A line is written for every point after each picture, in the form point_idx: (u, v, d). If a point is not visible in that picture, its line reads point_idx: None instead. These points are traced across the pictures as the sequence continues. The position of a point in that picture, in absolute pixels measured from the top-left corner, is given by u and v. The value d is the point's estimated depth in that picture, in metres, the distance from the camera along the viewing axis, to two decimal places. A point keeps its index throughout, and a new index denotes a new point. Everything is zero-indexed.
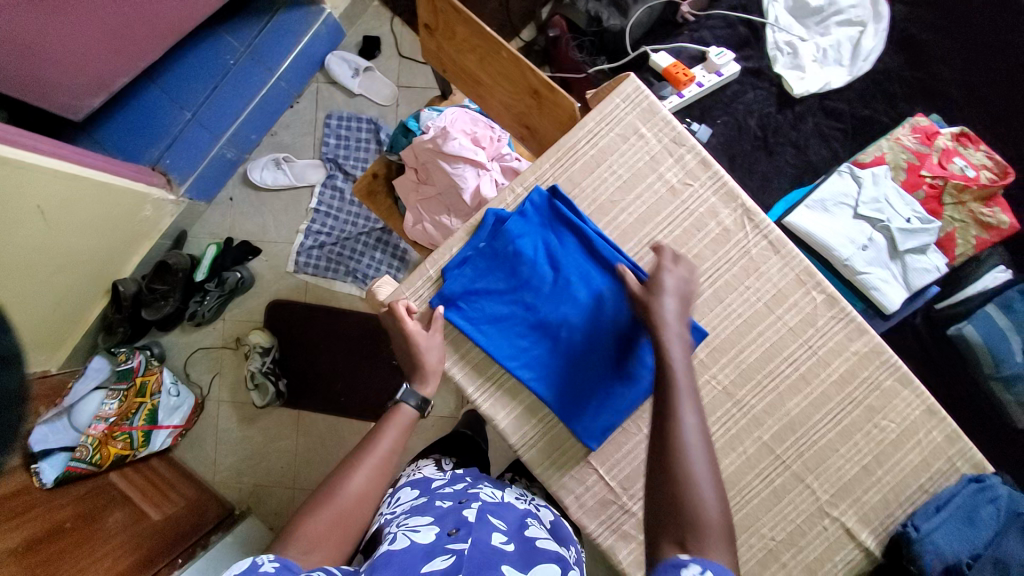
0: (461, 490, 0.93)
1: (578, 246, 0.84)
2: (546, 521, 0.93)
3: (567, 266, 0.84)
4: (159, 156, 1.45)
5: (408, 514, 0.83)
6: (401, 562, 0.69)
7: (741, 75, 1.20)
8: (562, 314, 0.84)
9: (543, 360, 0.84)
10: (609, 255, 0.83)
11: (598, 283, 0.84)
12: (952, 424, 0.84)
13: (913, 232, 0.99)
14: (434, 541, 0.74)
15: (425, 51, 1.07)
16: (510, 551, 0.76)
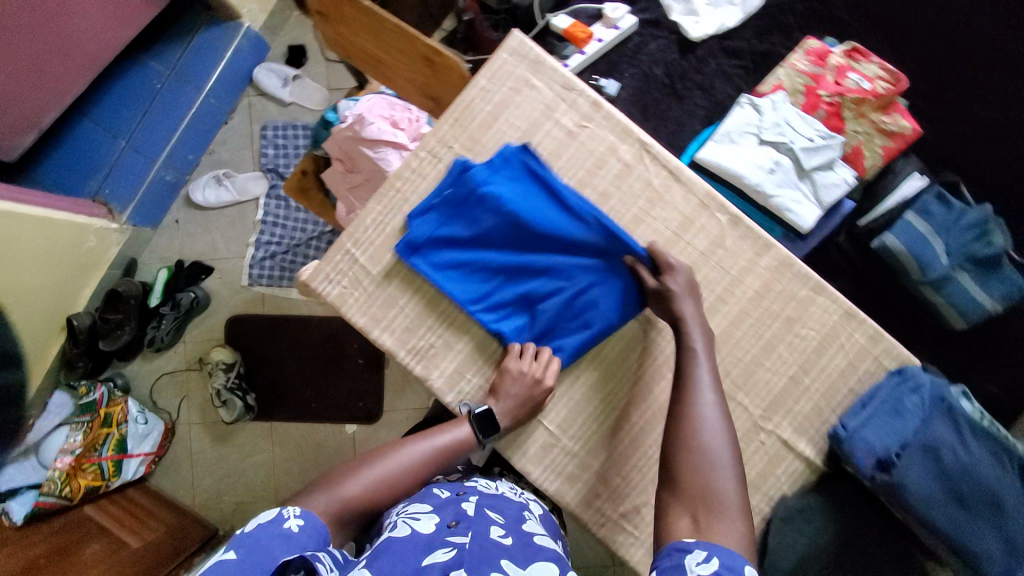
0: (458, 481, 0.87)
1: (546, 198, 0.84)
2: (536, 513, 0.88)
3: (537, 216, 0.83)
4: (98, 187, 1.47)
5: (406, 502, 0.76)
6: (398, 552, 0.63)
7: (641, 26, 1.22)
8: (530, 264, 0.84)
9: (511, 308, 0.85)
10: (578, 207, 0.83)
11: (572, 235, 0.83)
12: (872, 325, 0.86)
13: (817, 149, 1.04)
14: (433, 533, 0.68)
15: (328, 40, 1.11)
16: (509, 547, 0.70)
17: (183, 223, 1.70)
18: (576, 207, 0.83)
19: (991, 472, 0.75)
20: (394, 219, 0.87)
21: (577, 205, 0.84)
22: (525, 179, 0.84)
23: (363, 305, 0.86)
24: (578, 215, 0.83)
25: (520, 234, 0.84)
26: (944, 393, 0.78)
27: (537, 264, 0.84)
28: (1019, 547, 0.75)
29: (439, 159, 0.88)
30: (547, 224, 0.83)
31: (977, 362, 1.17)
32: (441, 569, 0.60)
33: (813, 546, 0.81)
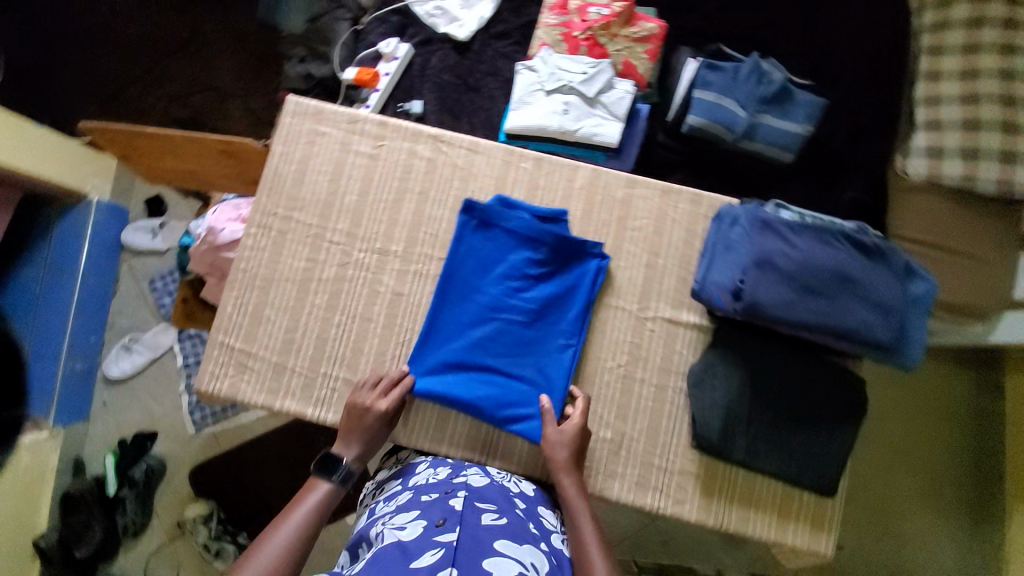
0: (446, 479, 0.81)
1: (476, 244, 0.92)
2: (528, 489, 0.84)
3: (464, 258, 0.91)
4: (15, 406, 1.50)
5: (393, 514, 0.74)
6: (385, 563, 0.61)
7: (416, 49, 1.38)
8: (453, 300, 0.90)
9: (433, 340, 0.90)
10: (500, 253, 0.91)
11: (493, 281, 0.90)
12: (687, 191, 0.97)
13: (592, 78, 1.19)
14: (421, 536, 0.65)
15: (156, 169, 1.25)
16: (503, 532, 0.67)
17: (112, 402, 1.68)
18: (511, 229, 0.91)
19: (826, 254, 0.79)
20: (249, 296, 0.92)
21: (483, 232, 0.92)
22: (466, 224, 0.92)
23: (257, 382, 0.90)
24: (527, 236, 0.91)
25: (462, 259, 0.91)
26: (756, 212, 0.85)
27: (458, 296, 0.91)
28: (888, 308, 0.79)
29: (269, 229, 0.95)
30: (473, 249, 0.92)
31: (827, 179, 1.27)
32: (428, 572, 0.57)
33: (731, 395, 0.86)
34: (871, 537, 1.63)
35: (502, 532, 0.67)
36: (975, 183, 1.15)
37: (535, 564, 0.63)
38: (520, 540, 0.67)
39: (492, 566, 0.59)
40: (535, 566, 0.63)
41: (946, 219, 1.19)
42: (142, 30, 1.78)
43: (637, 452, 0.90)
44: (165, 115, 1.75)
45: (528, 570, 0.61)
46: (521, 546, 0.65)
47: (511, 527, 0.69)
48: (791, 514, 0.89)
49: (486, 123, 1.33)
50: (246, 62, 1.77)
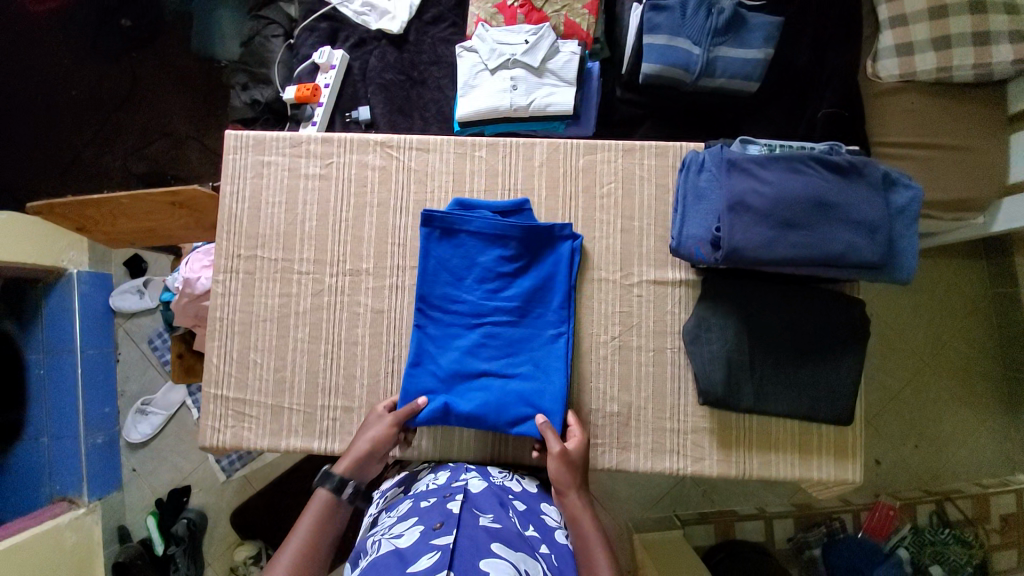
0: (446, 483, 0.81)
1: (445, 255, 0.88)
2: (529, 487, 0.85)
3: (437, 271, 0.88)
4: (51, 487, 1.55)
5: (393, 524, 0.74)
6: (381, 569, 0.60)
7: (352, 52, 1.31)
8: (434, 317, 0.88)
9: (422, 362, 0.87)
10: (473, 261, 0.88)
11: (471, 292, 0.88)
12: (650, 145, 0.93)
13: (534, 46, 1.13)
14: (418, 541, 0.65)
15: (115, 236, 1.21)
16: (499, 535, 0.67)
17: (141, 467, 1.70)
18: (476, 230, 0.87)
19: (800, 182, 0.76)
20: (232, 343, 0.92)
21: (448, 240, 0.88)
22: (429, 235, 0.88)
23: (258, 427, 0.90)
24: (493, 234, 0.87)
25: (433, 272, 0.88)
26: (722, 154, 0.81)
27: (438, 311, 0.88)
28: (873, 226, 0.75)
29: (237, 272, 0.94)
30: (443, 259, 0.88)
31: (795, 102, 1.23)
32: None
33: (731, 348, 0.83)
34: (905, 448, 1.62)
35: (497, 535, 0.67)
36: (951, 72, 1.09)
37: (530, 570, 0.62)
38: (516, 545, 0.66)
39: (487, 567, 0.59)
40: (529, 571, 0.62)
41: (926, 115, 1.13)
42: (80, 90, 1.73)
43: (646, 420, 0.89)
44: (124, 171, 1.71)
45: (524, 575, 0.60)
46: (515, 550, 0.64)
47: (507, 531, 0.69)
48: (812, 448, 0.88)
49: (438, 114, 1.27)
50: (195, 103, 1.74)
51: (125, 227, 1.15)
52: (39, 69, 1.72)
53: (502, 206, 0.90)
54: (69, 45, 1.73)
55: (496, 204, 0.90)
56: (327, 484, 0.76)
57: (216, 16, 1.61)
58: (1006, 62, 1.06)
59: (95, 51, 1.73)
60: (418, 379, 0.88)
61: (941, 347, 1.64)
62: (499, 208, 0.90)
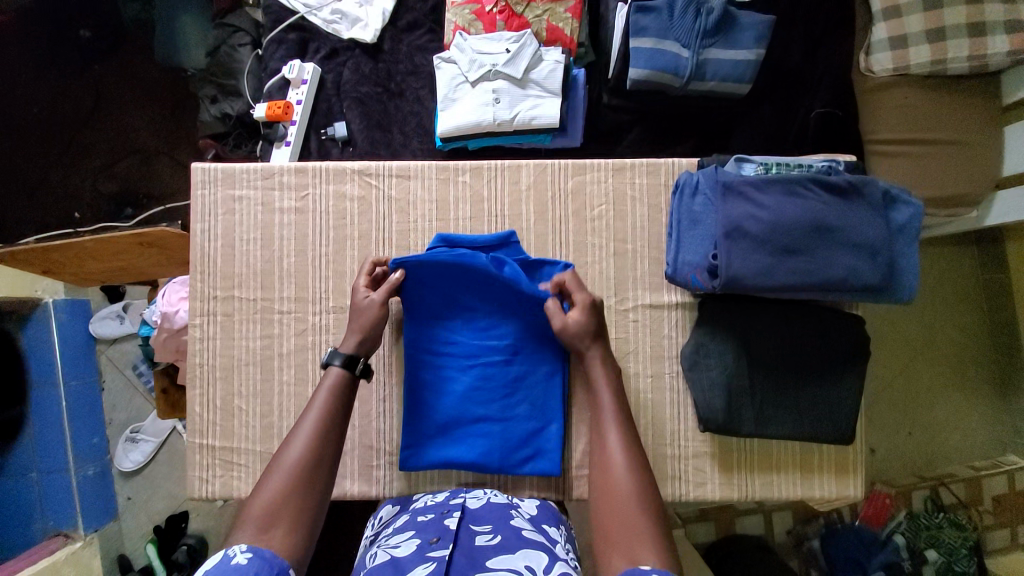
0: (444, 501, 0.81)
1: (432, 295, 0.85)
2: (531, 509, 0.81)
3: (426, 313, 0.85)
4: (45, 523, 1.51)
5: (389, 535, 0.74)
6: None
7: (324, 64, 1.24)
8: (426, 360, 0.85)
9: (419, 408, 0.85)
10: (461, 301, 0.85)
11: (462, 332, 0.85)
12: (641, 163, 0.89)
13: (516, 56, 1.07)
14: (415, 552, 0.66)
15: (83, 276, 1.16)
16: (498, 547, 0.66)
17: (136, 495, 1.67)
18: (463, 269, 0.84)
19: (799, 207, 0.73)
20: (214, 390, 0.89)
21: (435, 279, 0.84)
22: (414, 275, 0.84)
23: (248, 476, 0.88)
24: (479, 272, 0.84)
25: (421, 315, 0.85)
26: (716, 176, 0.78)
27: (431, 354, 0.86)
28: (873, 248, 0.73)
29: (214, 314, 0.89)
30: (432, 298, 0.85)
31: (788, 101, 1.19)
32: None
33: (729, 374, 0.81)
34: (900, 435, 1.64)
35: (495, 548, 0.66)
36: (945, 66, 1.06)
37: (530, 566, 0.60)
38: (515, 548, 0.65)
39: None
40: (530, 567, 0.60)
41: (921, 110, 1.09)
42: (41, 107, 1.64)
43: (646, 448, 0.87)
44: (94, 193, 1.62)
45: (524, 573, 0.59)
46: (515, 555, 0.63)
47: (506, 542, 0.67)
48: (814, 469, 0.87)
49: (419, 128, 1.21)
50: (164, 117, 1.65)
51: (93, 268, 1.09)
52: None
53: (489, 240, 0.86)
54: (25, 61, 1.63)
55: (481, 239, 0.86)
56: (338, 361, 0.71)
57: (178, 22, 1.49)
58: (1001, 54, 1.03)
59: (54, 66, 1.64)
60: (414, 425, 0.85)
61: (934, 335, 1.64)
62: (486, 243, 0.86)
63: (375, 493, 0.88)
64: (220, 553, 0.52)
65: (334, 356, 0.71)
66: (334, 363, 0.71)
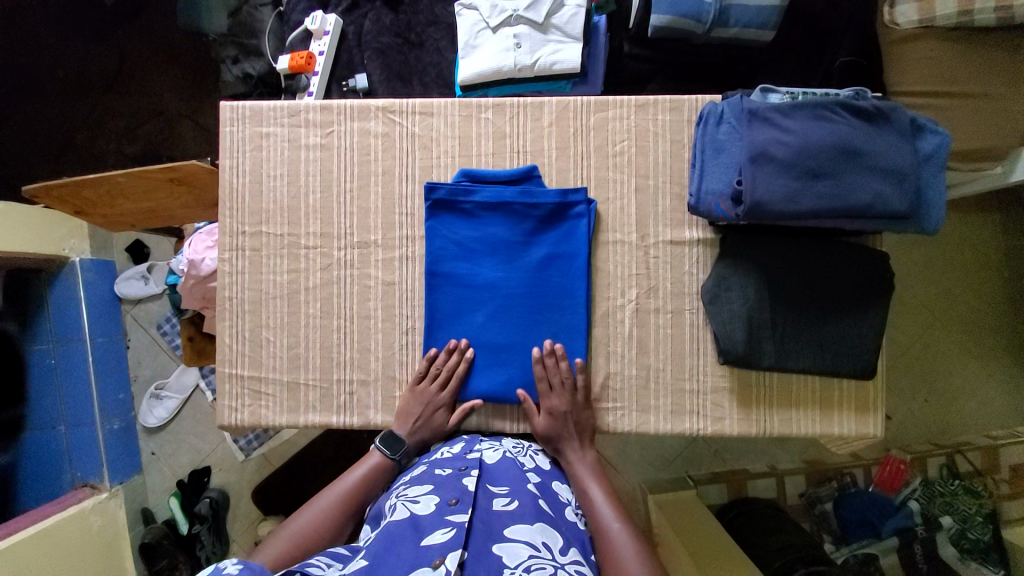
0: (461, 454, 0.78)
1: (459, 226, 0.88)
2: (544, 462, 0.80)
3: (449, 244, 0.88)
4: (73, 474, 1.55)
5: (407, 486, 0.72)
6: (394, 538, 0.59)
7: (345, 16, 1.24)
8: (448, 289, 0.88)
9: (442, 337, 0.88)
10: (482, 233, 0.87)
11: (485, 263, 0.87)
12: (664, 99, 0.89)
13: (537, 1, 1.07)
14: (433, 513, 0.63)
15: (115, 219, 1.21)
16: (516, 515, 0.64)
17: (160, 450, 1.70)
18: (483, 202, 0.87)
19: (825, 130, 0.72)
20: (242, 322, 0.91)
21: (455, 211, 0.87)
22: (432, 210, 0.88)
23: (275, 405, 0.90)
24: (501, 205, 0.87)
25: (445, 248, 0.88)
26: (741, 104, 0.78)
27: (450, 284, 0.88)
28: (901, 174, 0.72)
29: (242, 249, 0.92)
30: (452, 231, 0.88)
31: (812, 50, 1.16)
32: (439, 552, 0.56)
33: (750, 306, 0.82)
34: (916, 402, 1.63)
35: (513, 516, 0.64)
36: (972, 17, 1.02)
37: (547, 543, 0.60)
38: (532, 519, 0.64)
39: (502, 551, 0.58)
40: (547, 544, 0.60)
41: (945, 62, 1.06)
42: (67, 71, 1.65)
43: (665, 382, 0.88)
44: (119, 156, 1.65)
45: (541, 550, 0.58)
46: (532, 527, 0.62)
47: (524, 507, 0.66)
48: (833, 406, 0.87)
49: (439, 80, 1.22)
50: (187, 81, 1.67)
51: (123, 210, 1.13)
52: (23, 50, 1.64)
53: (508, 175, 0.88)
54: (49, 22, 1.65)
55: (502, 173, 0.88)
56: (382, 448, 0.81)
57: None
58: None
59: (79, 30, 1.65)
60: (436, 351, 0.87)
61: (952, 302, 1.62)
62: (507, 177, 0.88)
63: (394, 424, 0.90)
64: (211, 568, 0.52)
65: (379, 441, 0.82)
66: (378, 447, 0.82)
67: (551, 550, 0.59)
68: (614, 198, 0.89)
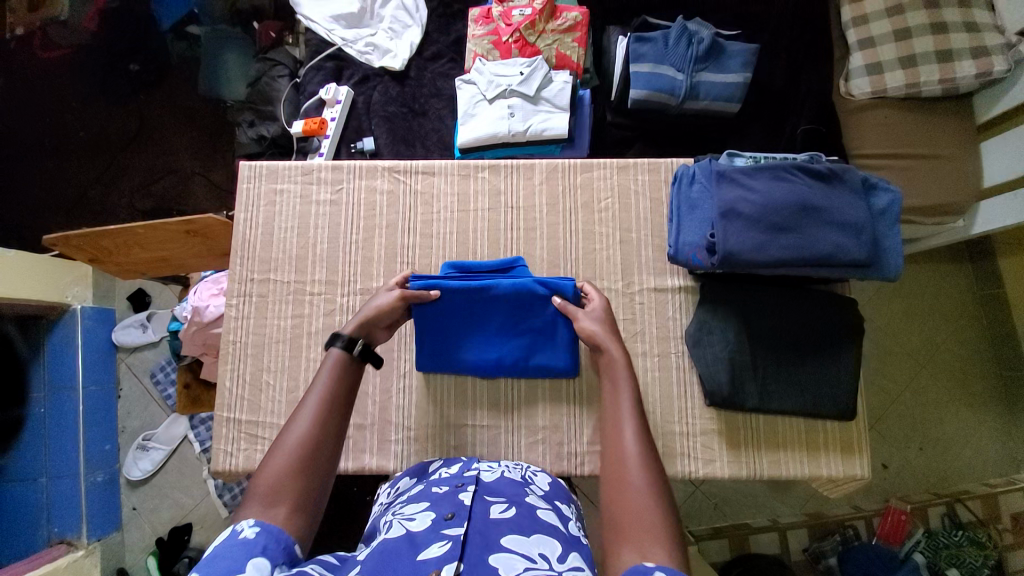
0: (458, 473, 0.78)
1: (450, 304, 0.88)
2: (544, 483, 0.80)
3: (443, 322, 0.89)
4: (49, 529, 1.44)
5: (403, 505, 0.70)
6: (389, 555, 0.56)
7: (356, 89, 1.37)
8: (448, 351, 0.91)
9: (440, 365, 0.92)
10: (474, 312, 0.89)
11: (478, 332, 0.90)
12: (642, 162, 0.99)
13: (529, 78, 1.21)
14: (428, 529, 0.61)
15: (124, 265, 1.27)
16: (512, 524, 0.62)
17: (141, 506, 1.58)
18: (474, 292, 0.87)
19: (786, 190, 0.81)
20: (245, 365, 0.95)
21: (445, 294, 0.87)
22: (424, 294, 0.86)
23: None
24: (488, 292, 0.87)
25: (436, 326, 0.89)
26: (710, 166, 0.88)
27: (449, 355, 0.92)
28: (857, 227, 0.81)
29: (250, 295, 0.97)
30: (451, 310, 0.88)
31: (777, 119, 1.30)
32: (436, 564, 0.54)
33: (731, 348, 0.87)
34: (911, 450, 1.54)
35: (510, 524, 0.62)
36: (919, 89, 1.15)
37: (544, 554, 0.57)
38: (528, 531, 0.61)
39: (498, 563, 0.55)
40: (544, 554, 0.57)
41: (900, 128, 1.17)
42: (89, 131, 1.74)
43: (655, 425, 0.90)
44: (130, 209, 1.70)
45: (537, 562, 0.56)
46: (529, 538, 0.60)
47: (523, 515, 0.65)
48: (819, 446, 0.90)
49: (439, 142, 1.33)
50: (200, 141, 1.76)
51: (138, 255, 1.20)
52: (47, 112, 1.73)
53: (496, 265, 0.90)
54: (75, 86, 1.75)
55: (490, 263, 0.90)
56: (337, 342, 0.71)
57: (222, 58, 1.64)
58: (970, 77, 1.11)
59: (102, 93, 1.75)
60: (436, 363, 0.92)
61: (937, 352, 1.58)
62: (495, 267, 0.90)
63: (392, 468, 0.91)
64: (228, 530, 0.53)
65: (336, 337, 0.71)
66: (336, 344, 0.70)
67: (549, 561, 0.56)
68: (602, 247, 0.97)
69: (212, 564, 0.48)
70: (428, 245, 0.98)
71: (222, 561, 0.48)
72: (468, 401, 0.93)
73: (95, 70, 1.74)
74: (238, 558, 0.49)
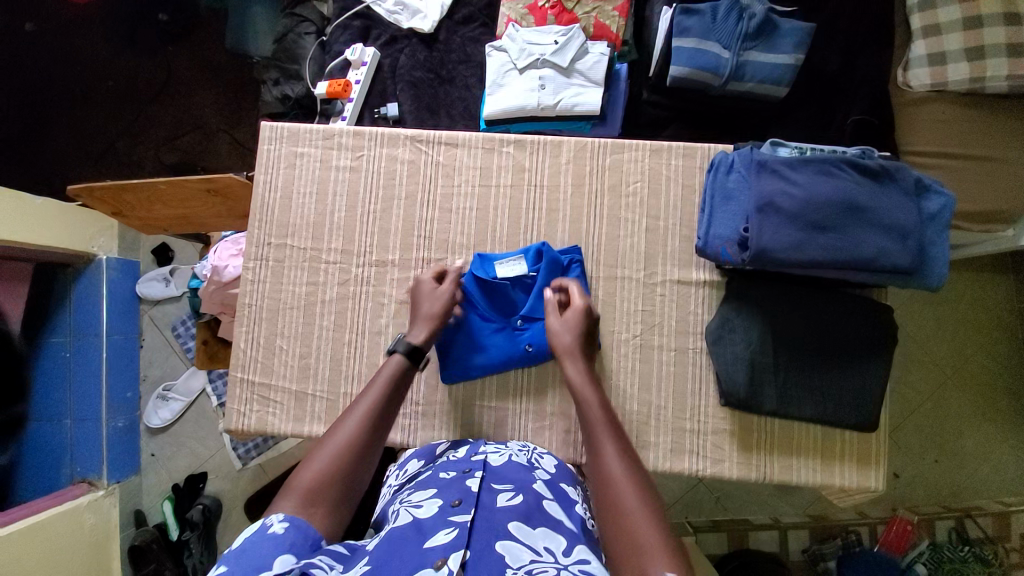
0: (465, 457, 0.78)
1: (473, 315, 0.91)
2: (550, 466, 0.79)
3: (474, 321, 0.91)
4: (72, 468, 1.51)
5: (411, 491, 0.70)
6: (396, 543, 0.56)
7: (383, 51, 1.33)
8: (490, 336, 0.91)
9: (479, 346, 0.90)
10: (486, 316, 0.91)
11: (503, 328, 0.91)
12: (677, 146, 0.93)
13: (564, 48, 1.14)
14: (436, 515, 0.61)
15: (148, 222, 1.28)
16: (518, 513, 0.62)
17: (160, 451, 1.65)
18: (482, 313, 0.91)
19: (831, 186, 0.76)
20: (259, 329, 0.95)
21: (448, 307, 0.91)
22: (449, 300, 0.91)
23: (282, 412, 0.93)
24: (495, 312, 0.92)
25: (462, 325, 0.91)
26: (750, 156, 0.82)
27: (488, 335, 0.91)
28: (904, 232, 0.75)
29: (266, 259, 0.96)
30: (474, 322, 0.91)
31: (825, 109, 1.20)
32: (442, 553, 0.53)
33: (753, 349, 0.83)
34: (925, 462, 1.48)
35: (515, 512, 0.62)
36: (983, 83, 1.04)
37: (549, 547, 0.57)
38: (534, 524, 0.61)
39: (504, 551, 0.55)
40: (549, 548, 0.57)
41: (958, 127, 1.07)
42: (116, 81, 1.73)
43: (666, 420, 0.88)
44: (156, 163, 1.71)
45: (542, 556, 0.55)
46: (534, 529, 0.60)
47: (530, 506, 0.64)
48: (834, 455, 0.87)
49: (465, 113, 1.29)
50: (226, 97, 1.74)
51: (160, 213, 1.21)
52: (75, 59, 1.72)
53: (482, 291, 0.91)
54: (104, 34, 1.73)
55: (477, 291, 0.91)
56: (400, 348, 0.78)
57: (250, 12, 1.59)
58: None
59: (131, 44, 1.74)
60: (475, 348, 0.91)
61: (966, 364, 1.51)
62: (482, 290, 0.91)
63: (399, 440, 0.92)
64: (258, 523, 0.55)
65: (398, 343, 0.78)
66: (397, 351, 0.78)
67: (554, 555, 0.56)
68: (628, 234, 0.93)
69: (244, 554, 0.51)
70: (446, 219, 0.95)
71: (253, 552, 0.51)
72: (474, 382, 0.92)
73: (125, 19, 1.72)
74: (266, 552, 0.51)
